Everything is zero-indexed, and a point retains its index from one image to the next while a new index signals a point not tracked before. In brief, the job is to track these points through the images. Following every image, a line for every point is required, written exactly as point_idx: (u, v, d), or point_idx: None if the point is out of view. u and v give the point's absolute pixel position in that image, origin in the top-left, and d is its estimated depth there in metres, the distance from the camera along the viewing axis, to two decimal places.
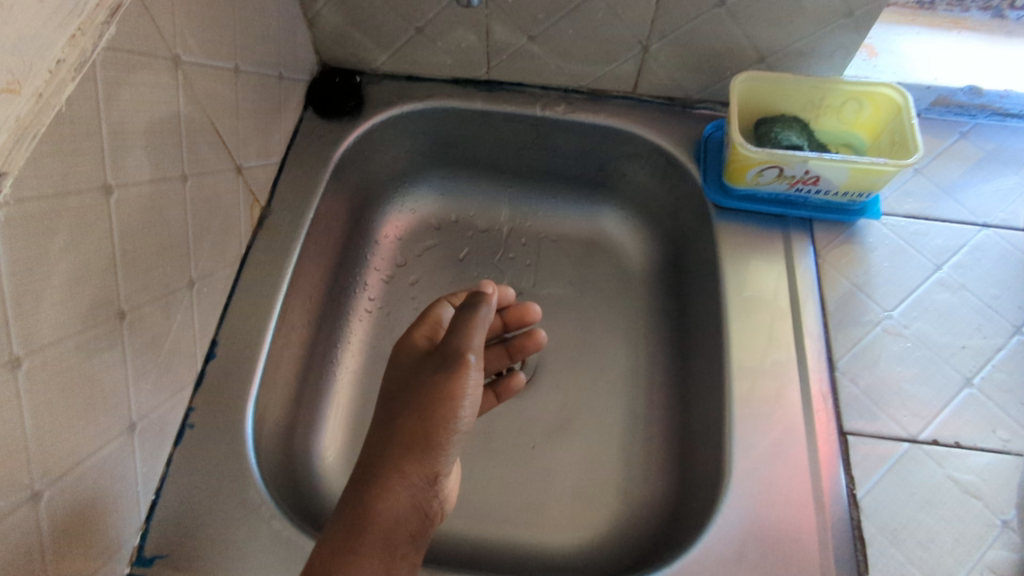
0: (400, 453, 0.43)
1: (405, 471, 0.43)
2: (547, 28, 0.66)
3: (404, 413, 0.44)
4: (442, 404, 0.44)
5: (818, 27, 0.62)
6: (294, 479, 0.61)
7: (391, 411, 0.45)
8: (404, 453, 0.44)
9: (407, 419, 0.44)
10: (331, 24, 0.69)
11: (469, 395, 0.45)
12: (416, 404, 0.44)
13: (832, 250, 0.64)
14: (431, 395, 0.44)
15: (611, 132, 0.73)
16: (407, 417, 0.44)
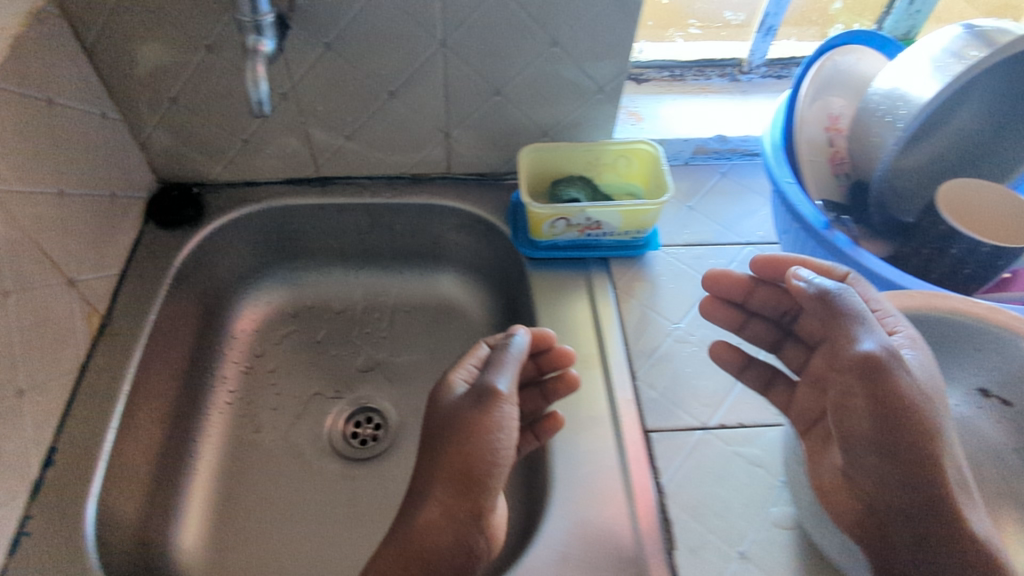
0: (450, 488, 0.48)
1: (445, 505, 0.47)
2: (358, 127, 0.76)
3: (449, 449, 0.48)
4: (464, 454, 0.47)
5: (580, 102, 0.76)
6: None
7: (436, 449, 0.49)
8: (451, 489, 0.48)
9: (453, 456, 0.48)
10: (162, 144, 0.76)
11: (503, 428, 0.49)
12: (450, 450, 0.48)
13: (626, 280, 0.75)
14: (460, 433, 0.48)
15: (435, 208, 0.83)
16: (452, 454, 0.48)
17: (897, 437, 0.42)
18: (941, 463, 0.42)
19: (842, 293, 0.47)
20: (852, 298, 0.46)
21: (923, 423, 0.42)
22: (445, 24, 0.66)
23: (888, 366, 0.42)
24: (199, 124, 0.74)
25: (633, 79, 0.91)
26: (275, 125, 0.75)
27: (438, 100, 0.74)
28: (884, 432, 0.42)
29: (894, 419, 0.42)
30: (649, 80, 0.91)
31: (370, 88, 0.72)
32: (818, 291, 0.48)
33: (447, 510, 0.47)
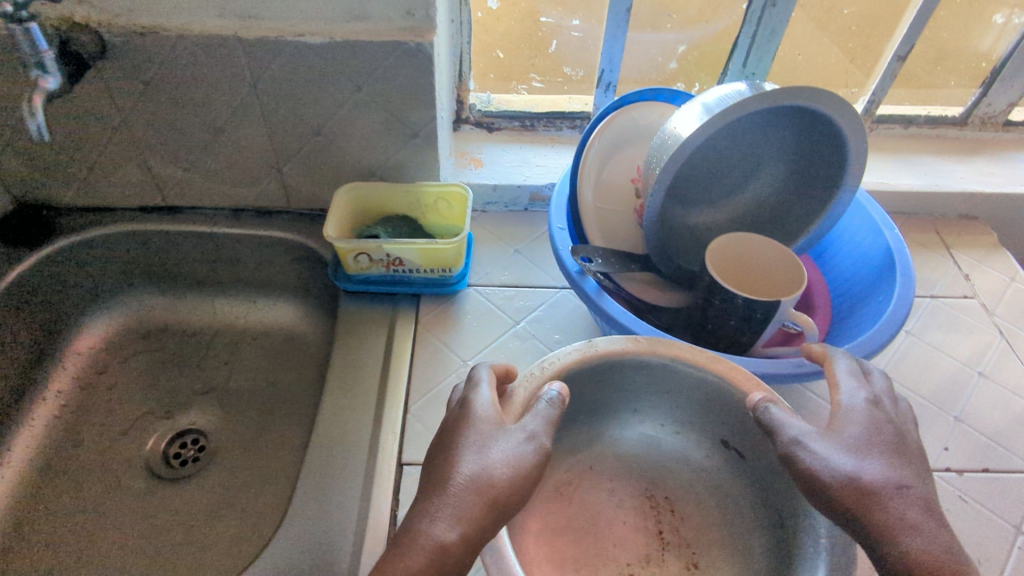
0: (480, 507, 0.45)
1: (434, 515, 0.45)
2: (194, 160, 0.81)
3: (501, 470, 0.46)
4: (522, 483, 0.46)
5: (401, 145, 0.80)
6: None
7: (489, 466, 0.46)
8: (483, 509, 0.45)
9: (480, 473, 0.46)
10: (13, 168, 0.81)
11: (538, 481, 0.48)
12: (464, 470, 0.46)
13: (431, 317, 0.77)
14: (472, 443, 0.48)
15: (273, 241, 0.87)
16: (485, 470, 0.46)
17: (852, 510, 0.46)
18: (907, 495, 0.46)
19: (764, 410, 0.51)
20: (773, 412, 0.50)
21: (852, 484, 0.46)
22: (253, 68, 0.72)
23: (806, 471, 0.47)
24: (43, 150, 0.79)
25: (486, 127, 0.95)
26: (115, 154, 0.80)
27: (263, 138, 0.79)
28: (853, 532, 0.46)
29: (829, 502, 0.47)
30: (500, 129, 0.94)
31: (196, 124, 0.77)
32: (755, 411, 0.52)
33: (465, 535, 0.44)
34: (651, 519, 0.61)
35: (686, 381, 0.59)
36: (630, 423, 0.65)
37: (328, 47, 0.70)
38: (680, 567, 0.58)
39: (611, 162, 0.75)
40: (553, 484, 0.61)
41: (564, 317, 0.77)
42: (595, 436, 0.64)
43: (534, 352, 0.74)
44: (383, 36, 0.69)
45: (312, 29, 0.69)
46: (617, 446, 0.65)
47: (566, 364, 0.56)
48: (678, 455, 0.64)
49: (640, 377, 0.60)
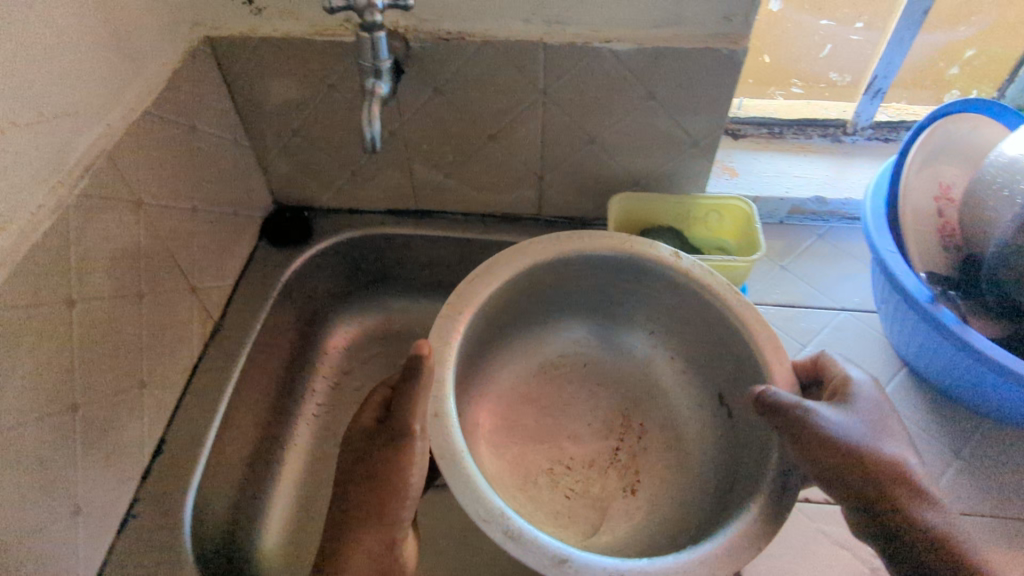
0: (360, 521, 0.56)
1: (362, 539, 0.55)
2: (458, 167, 0.81)
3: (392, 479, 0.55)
4: (378, 482, 0.56)
5: (675, 155, 0.77)
6: (231, 566, 0.67)
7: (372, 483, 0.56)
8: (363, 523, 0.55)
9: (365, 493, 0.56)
10: (281, 170, 0.83)
11: (416, 464, 0.56)
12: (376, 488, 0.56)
13: None
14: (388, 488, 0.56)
15: (525, 249, 0.86)
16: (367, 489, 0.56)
17: (851, 477, 0.50)
18: (898, 459, 0.51)
19: (773, 392, 0.53)
20: (784, 394, 0.53)
21: (857, 452, 0.51)
22: (547, 75, 0.70)
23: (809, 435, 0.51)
24: (315, 154, 0.80)
25: (730, 134, 0.91)
26: (382, 159, 0.81)
27: (535, 146, 0.77)
28: (837, 489, 0.51)
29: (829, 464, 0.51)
30: (746, 136, 0.90)
31: (471, 131, 0.76)
32: (768, 399, 0.53)
33: (384, 553, 0.56)
34: (616, 435, 0.71)
35: (654, 288, 0.71)
36: (627, 335, 0.77)
37: (635, 55, 0.67)
38: (620, 490, 0.67)
39: (913, 181, 0.69)
40: (539, 359, 0.77)
41: (852, 342, 0.74)
42: (551, 330, 0.78)
43: None
44: (695, 44, 0.66)
45: (622, 36, 0.66)
46: (601, 352, 0.77)
47: (559, 242, 0.68)
48: (643, 363, 0.76)
49: (575, 275, 0.72)
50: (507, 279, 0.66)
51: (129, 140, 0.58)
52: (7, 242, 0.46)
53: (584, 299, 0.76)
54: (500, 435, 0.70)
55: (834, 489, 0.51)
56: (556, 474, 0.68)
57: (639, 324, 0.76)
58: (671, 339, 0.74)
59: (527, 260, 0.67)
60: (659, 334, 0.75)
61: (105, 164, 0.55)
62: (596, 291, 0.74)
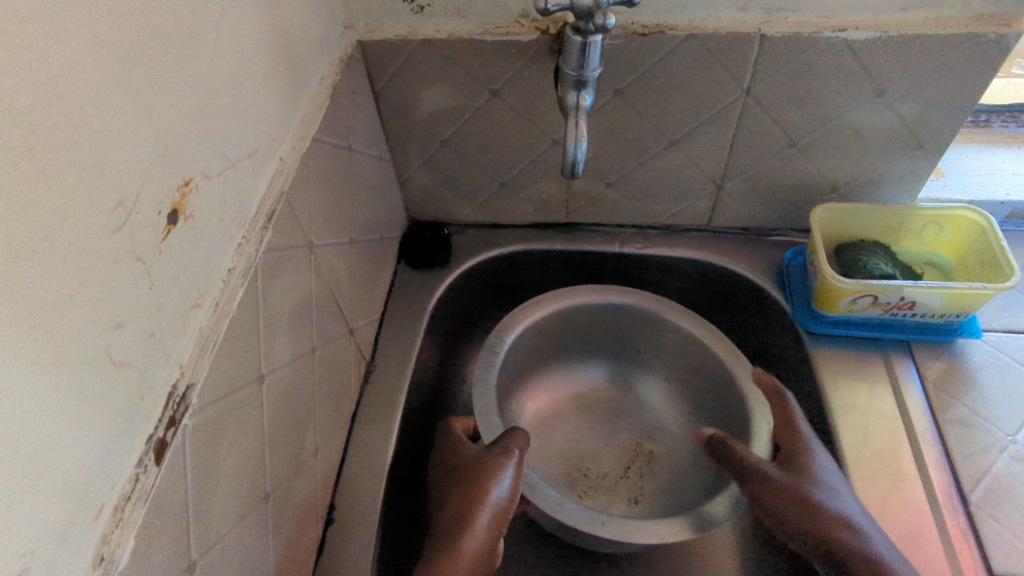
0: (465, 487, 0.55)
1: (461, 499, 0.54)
2: (625, 176, 0.71)
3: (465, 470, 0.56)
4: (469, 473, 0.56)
5: (888, 157, 0.66)
6: None
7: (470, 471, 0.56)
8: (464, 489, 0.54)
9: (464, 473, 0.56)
10: (421, 184, 0.74)
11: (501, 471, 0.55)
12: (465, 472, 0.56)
13: (938, 373, 0.64)
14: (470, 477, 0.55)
15: (693, 265, 0.76)
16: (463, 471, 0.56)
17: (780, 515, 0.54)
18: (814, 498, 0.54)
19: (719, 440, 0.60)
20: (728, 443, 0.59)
21: (784, 489, 0.55)
22: (755, 71, 0.59)
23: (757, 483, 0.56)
24: (462, 166, 0.71)
25: None
26: (537, 170, 0.71)
27: (721, 151, 0.67)
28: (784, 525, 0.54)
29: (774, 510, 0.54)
30: None
31: (648, 136, 0.66)
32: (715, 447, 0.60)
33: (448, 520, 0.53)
34: (627, 459, 0.73)
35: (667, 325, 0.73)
36: (639, 378, 0.78)
37: (875, 44, 0.56)
38: (624, 498, 0.70)
39: None
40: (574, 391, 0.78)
41: None
42: (576, 369, 0.79)
43: None
44: (951, 28, 0.55)
45: (859, 23, 0.55)
46: (611, 391, 0.78)
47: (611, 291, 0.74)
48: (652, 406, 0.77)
49: (581, 319, 0.75)
50: (578, 306, 0.73)
51: (300, 175, 0.50)
52: (206, 320, 0.38)
53: (620, 333, 0.76)
54: (536, 447, 0.73)
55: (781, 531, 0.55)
56: (573, 477, 0.71)
57: (653, 369, 0.77)
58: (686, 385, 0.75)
59: (594, 297, 0.73)
60: (672, 373, 0.76)
61: (284, 209, 0.47)
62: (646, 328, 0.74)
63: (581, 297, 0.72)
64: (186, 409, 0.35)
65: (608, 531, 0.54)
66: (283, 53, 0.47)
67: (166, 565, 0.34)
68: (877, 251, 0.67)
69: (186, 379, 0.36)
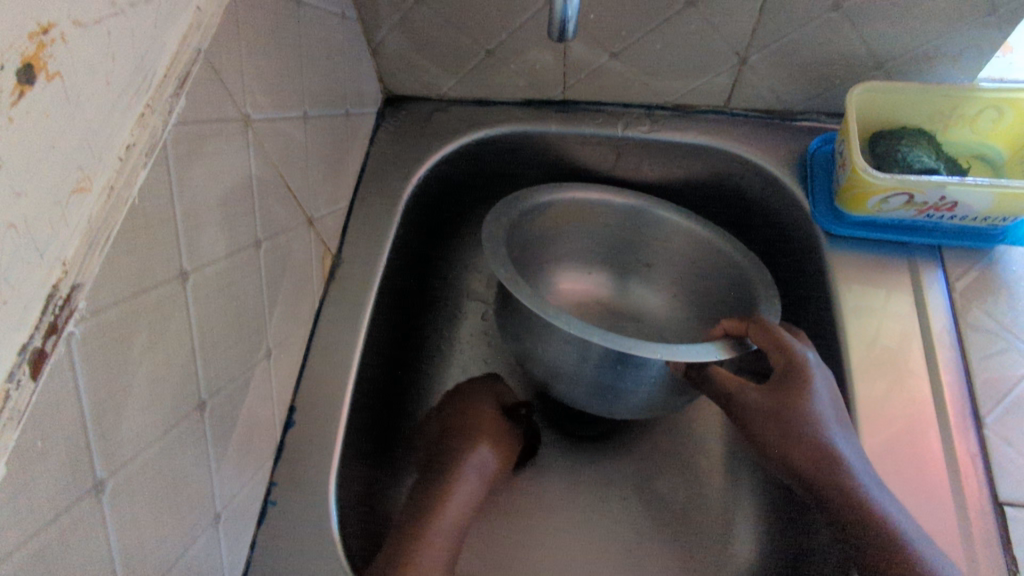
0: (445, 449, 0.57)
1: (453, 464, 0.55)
2: (632, 44, 0.60)
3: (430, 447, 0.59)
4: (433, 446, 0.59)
5: (951, 25, 0.55)
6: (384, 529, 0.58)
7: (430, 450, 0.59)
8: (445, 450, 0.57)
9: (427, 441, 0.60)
10: (396, 50, 0.64)
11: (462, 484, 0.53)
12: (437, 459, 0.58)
13: (969, 283, 0.57)
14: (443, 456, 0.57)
15: (708, 155, 0.67)
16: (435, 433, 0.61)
17: (792, 380, 0.48)
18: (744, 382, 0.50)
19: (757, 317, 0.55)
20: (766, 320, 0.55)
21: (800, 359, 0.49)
22: None
23: (784, 383, 0.48)
24: (442, 28, 0.61)
25: None
26: (531, 35, 0.61)
27: (747, 16, 0.56)
28: (783, 387, 0.48)
29: (771, 415, 0.47)
30: None
31: None
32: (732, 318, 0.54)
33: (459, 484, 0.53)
34: None
35: (676, 233, 0.68)
36: (638, 285, 0.73)
37: None
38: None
39: None
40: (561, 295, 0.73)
41: None
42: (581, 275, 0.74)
43: None
44: None
45: None
46: (613, 296, 0.74)
47: (619, 194, 0.68)
48: (654, 314, 0.72)
49: (592, 215, 0.69)
50: (581, 203, 0.68)
51: (228, 32, 0.41)
52: (96, 207, 0.32)
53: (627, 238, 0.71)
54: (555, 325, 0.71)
55: (774, 395, 0.48)
56: None
57: (658, 278, 0.72)
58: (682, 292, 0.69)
59: (596, 199, 0.68)
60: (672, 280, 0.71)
61: (205, 71, 0.39)
62: (651, 237, 0.69)
63: (582, 193, 0.67)
64: (71, 314, 0.30)
65: (599, 341, 0.51)
66: None
67: (59, 487, 0.30)
68: (920, 140, 0.57)
69: (70, 278, 0.30)
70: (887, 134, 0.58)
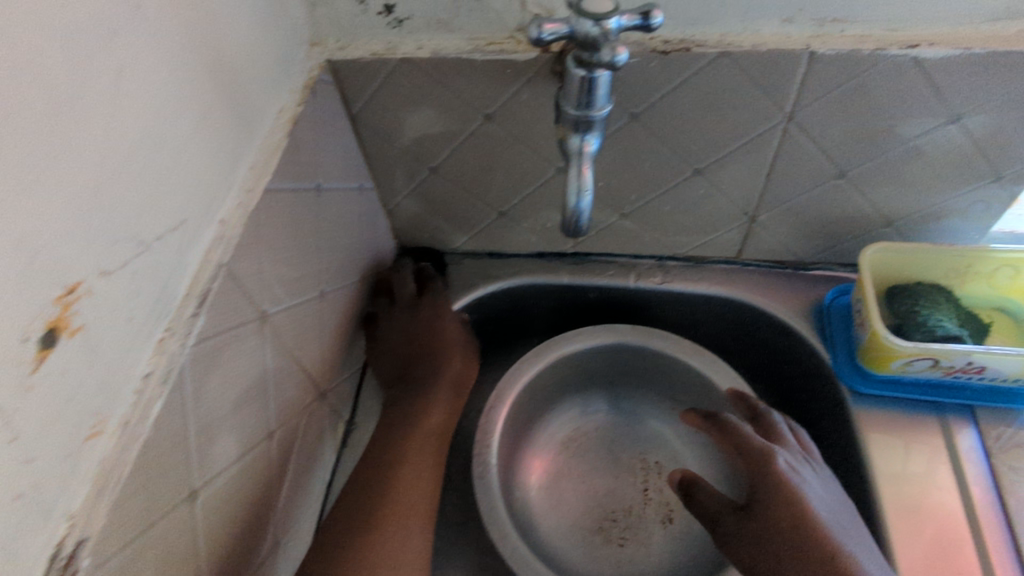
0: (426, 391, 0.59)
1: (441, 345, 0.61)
2: (641, 206, 0.61)
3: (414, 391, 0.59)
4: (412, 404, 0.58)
5: (959, 190, 0.55)
6: None
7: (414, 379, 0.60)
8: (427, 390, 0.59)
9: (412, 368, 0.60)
10: (410, 212, 0.66)
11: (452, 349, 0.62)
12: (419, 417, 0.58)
13: (1008, 446, 0.54)
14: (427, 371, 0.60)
15: (720, 301, 0.67)
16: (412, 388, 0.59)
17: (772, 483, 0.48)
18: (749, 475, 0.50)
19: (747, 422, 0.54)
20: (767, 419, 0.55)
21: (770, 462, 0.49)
22: (802, 95, 0.49)
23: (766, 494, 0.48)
24: (455, 193, 0.63)
25: None
26: (541, 198, 0.62)
27: (754, 183, 0.57)
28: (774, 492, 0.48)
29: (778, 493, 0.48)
30: None
31: (669, 166, 0.56)
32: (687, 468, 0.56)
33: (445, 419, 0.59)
34: (642, 480, 0.66)
35: (679, 370, 0.66)
36: (657, 421, 0.69)
37: (954, 64, 0.45)
38: (657, 521, 0.64)
39: None
40: (571, 432, 0.69)
41: None
42: (587, 407, 0.70)
43: None
44: None
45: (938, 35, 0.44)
46: (626, 428, 0.70)
47: (611, 333, 0.66)
48: (670, 447, 0.68)
49: (589, 361, 0.68)
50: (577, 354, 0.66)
51: (249, 237, 0.42)
52: (109, 450, 0.31)
53: (628, 373, 0.69)
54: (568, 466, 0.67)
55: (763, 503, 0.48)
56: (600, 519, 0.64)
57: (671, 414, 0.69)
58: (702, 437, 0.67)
59: (586, 342, 0.66)
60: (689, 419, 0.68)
61: (227, 282, 0.39)
62: (663, 375, 0.67)
63: (572, 344, 0.66)
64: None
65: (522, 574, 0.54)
66: (219, 91, 0.39)
67: None
68: (938, 297, 0.57)
69: (77, 534, 0.29)
70: (904, 292, 0.57)
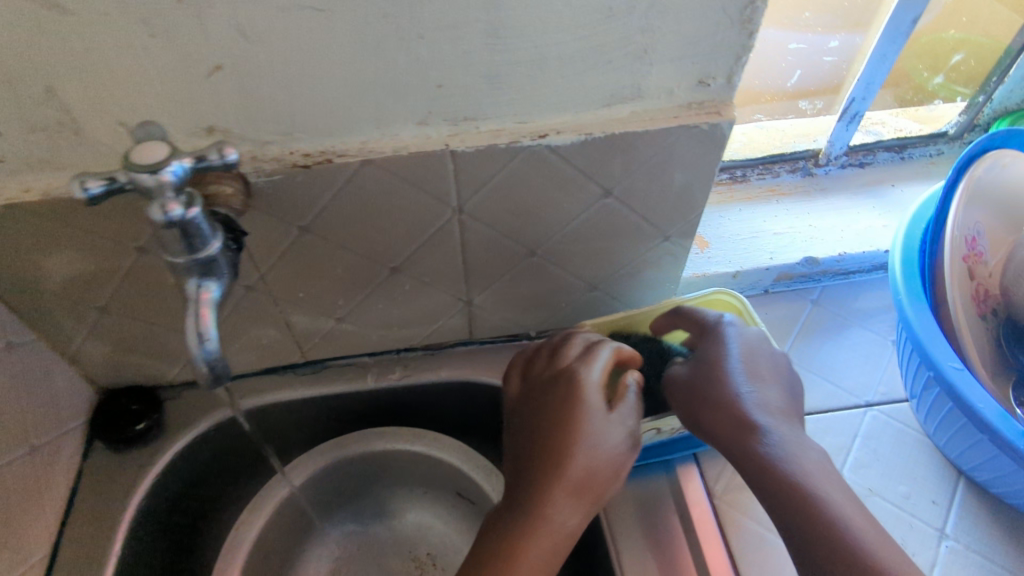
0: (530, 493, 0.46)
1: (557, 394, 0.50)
2: (352, 309, 0.58)
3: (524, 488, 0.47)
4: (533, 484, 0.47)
5: (641, 251, 0.58)
6: None
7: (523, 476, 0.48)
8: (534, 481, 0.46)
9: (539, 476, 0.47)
10: (96, 355, 0.58)
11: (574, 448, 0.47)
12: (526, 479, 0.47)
13: (726, 484, 0.59)
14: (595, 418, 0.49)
15: (465, 385, 0.66)
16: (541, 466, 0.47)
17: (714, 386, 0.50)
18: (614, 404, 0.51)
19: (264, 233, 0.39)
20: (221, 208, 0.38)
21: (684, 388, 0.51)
22: (461, 188, 0.49)
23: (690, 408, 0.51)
24: (141, 328, 0.56)
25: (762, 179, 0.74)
26: (241, 319, 0.57)
27: (453, 271, 0.56)
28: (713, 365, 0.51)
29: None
30: (745, 182, 0.74)
31: (360, 267, 0.54)
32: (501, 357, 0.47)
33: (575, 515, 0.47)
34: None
35: (428, 465, 0.64)
36: (420, 513, 0.67)
37: (583, 149, 0.47)
38: None
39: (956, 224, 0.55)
40: (331, 549, 0.65)
41: (895, 453, 0.58)
42: (346, 519, 0.66)
43: (886, 517, 0.54)
44: (659, 121, 0.47)
45: (559, 123, 0.46)
46: (389, 530, 0.67)
47: (353, 443, 0.62)
48: (436, 540, 0.66)
49: (338, 476, 0.63)
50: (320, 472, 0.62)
51: None
52: None
53: (383, 477, 0.65)
54: None
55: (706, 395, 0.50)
56: None
57: (433, 504, 0.67)
58: (464, 524, 0.65)
59: (328, 458, 0.62)
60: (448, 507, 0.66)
61: None
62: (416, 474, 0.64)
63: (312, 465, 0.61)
64: None
65: None
66: None
67: None
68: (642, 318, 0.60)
69: None
70: None
